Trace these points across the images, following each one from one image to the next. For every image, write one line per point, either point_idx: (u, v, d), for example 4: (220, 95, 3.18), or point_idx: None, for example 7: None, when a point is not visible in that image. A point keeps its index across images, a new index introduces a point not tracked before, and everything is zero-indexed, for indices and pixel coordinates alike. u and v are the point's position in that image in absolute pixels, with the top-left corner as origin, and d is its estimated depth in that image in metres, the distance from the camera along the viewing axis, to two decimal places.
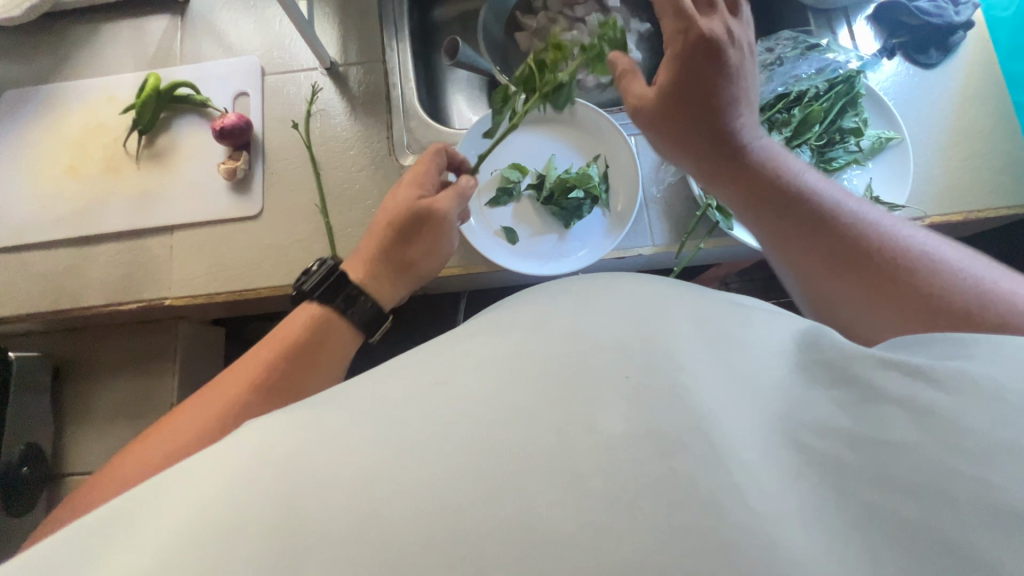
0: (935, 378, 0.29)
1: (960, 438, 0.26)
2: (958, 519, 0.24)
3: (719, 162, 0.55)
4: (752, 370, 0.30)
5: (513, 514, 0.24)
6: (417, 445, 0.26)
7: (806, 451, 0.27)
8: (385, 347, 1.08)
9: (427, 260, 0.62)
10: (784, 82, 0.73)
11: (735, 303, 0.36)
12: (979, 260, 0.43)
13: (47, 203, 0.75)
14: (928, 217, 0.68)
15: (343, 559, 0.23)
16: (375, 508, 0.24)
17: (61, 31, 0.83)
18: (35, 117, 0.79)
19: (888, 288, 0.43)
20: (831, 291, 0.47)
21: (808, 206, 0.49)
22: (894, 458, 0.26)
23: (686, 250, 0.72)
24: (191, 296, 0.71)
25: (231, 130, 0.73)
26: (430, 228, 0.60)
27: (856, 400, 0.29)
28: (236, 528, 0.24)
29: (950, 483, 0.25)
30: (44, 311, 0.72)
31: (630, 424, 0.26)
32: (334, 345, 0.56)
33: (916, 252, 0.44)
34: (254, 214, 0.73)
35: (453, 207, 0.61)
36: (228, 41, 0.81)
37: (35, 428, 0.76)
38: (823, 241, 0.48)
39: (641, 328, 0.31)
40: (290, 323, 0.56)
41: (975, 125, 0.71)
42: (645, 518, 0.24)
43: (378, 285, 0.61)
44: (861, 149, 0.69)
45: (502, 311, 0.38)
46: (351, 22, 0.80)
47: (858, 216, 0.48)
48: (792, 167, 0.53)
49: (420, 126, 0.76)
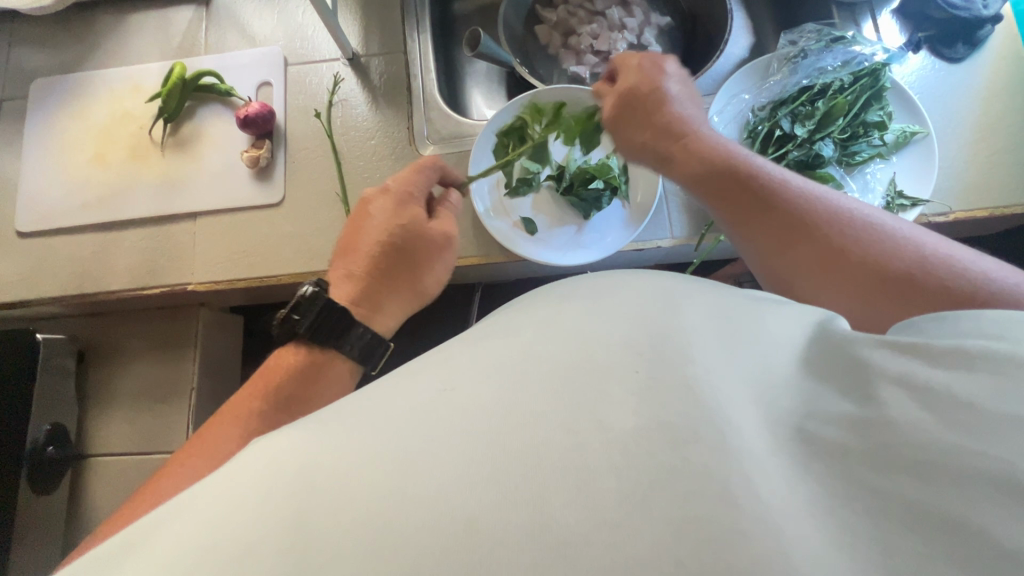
0: (934, 355, 0.28)
1: (960, 413, 0.25)
2: (963, 493, 0.23)
3: (674, 149, 0.57)
4: (758, 362, 0.30)
5: (535, 504, 0.24)
6: (446, 430, 0.27)
7: (810, 439, 0.27)
8: (401, 338, 1.09)
9: (431, 283, 0.63)
10: (808, 74, 0.72)
11: (745, 297, 0.36)
12: (931, 237, 0.42)
13: (74, 189, 0.77)
14: (953, 213, 0.67)
15: (367, 543, 0.23)
16: (402, 490, 0.24)
17: (89, 20, 0.85)
18: (63, 105, 0.81)
19: (845, 268, 0.42)
20: (789, 275, 0.46)
21: (749, 186, 0.49)
22: (895, 436, 0.26)
23: (705, 243, 0.72)
24: (214, 283, 0.72)
25: (255, 119, 0.74)
26: (437, 251, 0.62)
27: (858, 384, 0.28)
28: (262, 512, 0.24)
29: (953, 460, 0.24)
30: (70, 295, 0.74)
31: (640, 418, 0.26)
32: (329, 390, 0.58)
33: (860, 227, 0.43)
34: (276, 202, 0.74)
35: (452, 226, 0.63)
36: (252, 31, 0.82)
37: (59, 409, 0.78)
38: (766, 226, 0.47)
39: (649, 322, 0.31)
40: (279, 370, 0.57)
41: (1001, 120, 0.69)
42: (662, 514, 0.23)
43: (381, 313, 0.61)
44: (885, 143, 0.68)
45: (531, 299, 0.39)
46: (373, 14, 0.81)
47: (803, 196, 0.47)
48: (739, 148, 0.54)
49: (440, 118, 0.77)
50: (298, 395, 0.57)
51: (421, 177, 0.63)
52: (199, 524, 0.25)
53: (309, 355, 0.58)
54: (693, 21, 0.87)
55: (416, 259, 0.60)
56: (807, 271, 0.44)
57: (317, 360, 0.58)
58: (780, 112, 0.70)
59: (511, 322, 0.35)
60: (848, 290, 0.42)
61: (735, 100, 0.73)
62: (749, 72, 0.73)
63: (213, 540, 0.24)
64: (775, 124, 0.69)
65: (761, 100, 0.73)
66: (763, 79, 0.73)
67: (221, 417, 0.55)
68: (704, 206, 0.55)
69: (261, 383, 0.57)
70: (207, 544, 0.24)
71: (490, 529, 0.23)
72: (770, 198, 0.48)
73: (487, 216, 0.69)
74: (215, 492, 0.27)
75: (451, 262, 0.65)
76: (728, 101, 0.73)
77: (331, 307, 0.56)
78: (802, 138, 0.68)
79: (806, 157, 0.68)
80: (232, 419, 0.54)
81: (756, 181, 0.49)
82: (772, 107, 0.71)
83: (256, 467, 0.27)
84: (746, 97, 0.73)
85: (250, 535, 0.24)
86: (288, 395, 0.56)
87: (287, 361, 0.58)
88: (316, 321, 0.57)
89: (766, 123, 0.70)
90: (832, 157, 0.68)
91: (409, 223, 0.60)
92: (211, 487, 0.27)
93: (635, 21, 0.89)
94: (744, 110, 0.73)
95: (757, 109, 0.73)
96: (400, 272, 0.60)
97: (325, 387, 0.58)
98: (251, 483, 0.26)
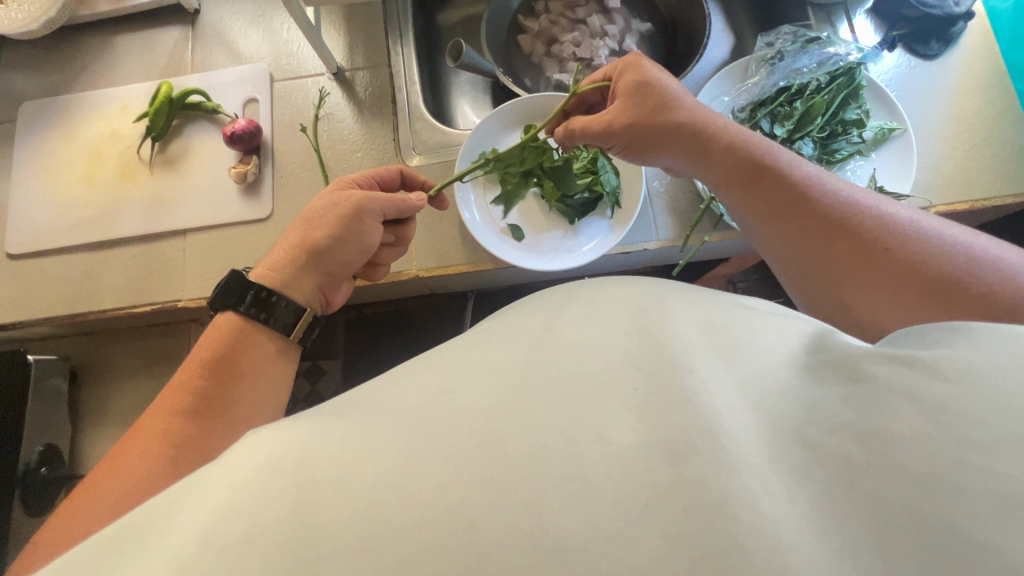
0: (941, 370, 0.26)
1: (966, 429, 0.24)
2: (967, 509, 0.22)
3: (702, 145, 0.56)
4: (758, 372, 0.29)
5: (526, 521, 0.23)
6: (433, 443, 0.26)
7: (811, 448, 0.25)
8: (395, 347, 1.09)
9: (343, 250, 0.60)
10: (785, 75, 0.73)
11: (741, 306, 0.36)
12: (980, 237, 0.41)
13: (64, 210, 0.77)
14: (932, 207, 0.68)
15: (352, 553, 0.23)
16: (387, 496, 0.24)
17: (78, 43, 0.86)
18: (52, 127, 0.81)
19: (881, 264, 0.42)
20: (815, 267, 0.46)
21: (782, 188, 0.49)
22: (900, 450, 0.24)
23: (690, 244, 0.72)
24: (203, 298, 0.72)
25: (242, 135, 0.74)
26: (347, 217, 0.59)
27: (861, 395, 0.27)
28: (251, 516, 0.23)
29: (954, 477, 0.23)
30: (60, 314, 0.74)
31: (639, 435, 0.26)
32: (262, 354, 0.54)
33: (898, 227, 0.43)
34: (264, 217, 0.75)
35: (389, 204, 0.62)
36: (237, 49, 0.83)
37: (49, 429, 0.78)
38: (793, 228, 0.48)
39: (648, 333, 0.31)
40: (199, 346, 0.53)
41: (978, 114, 0.70)
42: (659, 527, 0.23)
43: (288, 284, 0.58)
44: (865, 140, 0.69)
45: (519, 307, 0.39)
46: (357, 28, 0.82)
47: (834, 195, 0.47)
48: (772, 147, 0.53)
49: (426, 128, 0.77)
50: (230, 354, 0.52)
51: (376, 175, 0.66)
52: (188, 525, 0.24)
53: (236, 325, 0.54)
54: (673, 26, 0.89)
55: (323, 220, 0.59)
56: (830, 263, 0.45)
57: (231, 330, 0.54)
58: (759, 113, 0.71)
59: (498, 332, 0.35)
60: (877, 283, 0.42)
61: (715, 102, 0.74)
62: (726, 75, 0.75)
63: (201, 544, 0.23)
64: (755, 125, 0.71)
65: (740, 101, 0.73)
66: (741, 82, 0.75)
67: (154, 403, 0.49)
68: (731, 200, 0.54)
69: (187, 362, 0.51)
70: (198, 547, 0.23)
71: (486, 524, 0.23)
72: (803, 194, 0.48)
73: (473, 222, 0.70)
74: (203, 490, 0.26)
75: (374, 242, 0.62)
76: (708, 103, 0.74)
77: (243, 285, 0.55)
78: (781, 138, 0.69)
79: None
80: (170, 395, 0.49)
81: (790, 176, 0.50)
82: (752, 108, 0.72)
83: (243, 468, 0.26)
84: (726, 99, 0.74)
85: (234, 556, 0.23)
86: (216, 362, 0.51)
87: (201, 345, 0.53)
88: (245, 297, 0.55)
89: (746, 124, 0.71)
90: (812, 156, 0.69)
91: (334, 202, 0.60)
92: (194, 492, 0.26)
93: (617, 28, 0.90)
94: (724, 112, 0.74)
95: (736, 111, 0.73)
96: (302, 238, 0.59)
97: (251, 360, 0.53)
98: (237, 480, 0.25)
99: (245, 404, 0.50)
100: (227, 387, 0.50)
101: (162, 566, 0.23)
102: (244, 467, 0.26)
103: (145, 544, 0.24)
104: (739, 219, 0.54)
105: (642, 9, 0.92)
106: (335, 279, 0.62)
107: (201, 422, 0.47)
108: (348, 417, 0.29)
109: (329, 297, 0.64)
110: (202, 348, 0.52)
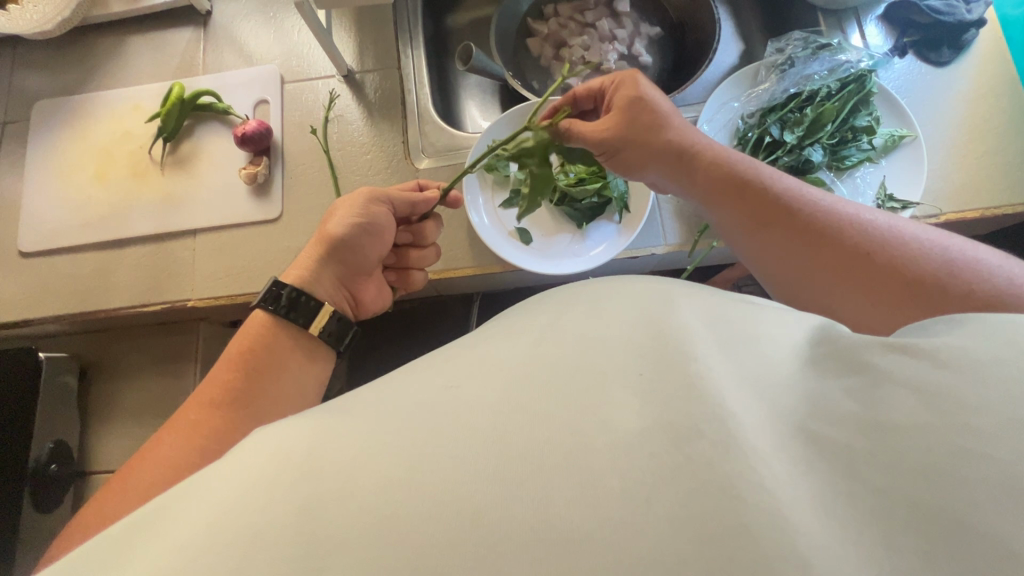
0: (938, 357, 0.26)
1: (968, 416, 0.24)
2: (972, 498, 0.22)
3: (689, 162, 0.56)
4: (762, 363, 0.29)
5: (533, 515, 0.23)
6: (441, 435, 0.26)
7: (814, 440, 0.25)
8: (400, 349, 1.10)
9: (361, 242, 0.62)
10: (795, 82, 0.73)
11: (737, 297, 0.35)
12: (963, 242, 0.42)
13: (75, 209, 0.78)
14: (943, 214, 0.68)
15: (356, 546, 0.22)
16: (391, 488, 0.24)
17: (90, 44, 0.86)
18: (64, 127, 0.82)
19: (868, 268, 0.42)
20: (805, 276, 0.46)
21: (763, 201, 0.50)
22: (904, 439, 0.24)
23: (698, 249, 0.73)
24: (213, 297, 0.73)
25: (253, 136, 0.75)
26: (360, 208, 0.62)
27: (865, 387, 0.27)
28: (259, 506, 0.24)
29: (956, 465, 0.23)
30: (71, 313, 0.75)
31: (645, 420, 0.25)
32: (286, 351, 0.55)
33: (876, 232, 0.44)
34: (274, 218, 0.75)
35: (397, 200, 0.64)
36: (248, 51, 0.83)
37: (61, 424, 0.79)
38: (777, 238, 0.48)
39: (653, 325, 0.30)
40: (231, 343, 0.54)
41: (989, 121, 0.70)
42: (664, 512, 0.23)
43: (315, 277, 0.59)
44: (874, 147, 0.69)
45: (523, 306, 0.39)
46: (367, 31, 0.82)
47: (814, 206, 0.48)
48: (755, 162, 0.54)
49: (435, 130, 0.78)
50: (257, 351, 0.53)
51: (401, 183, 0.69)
52: (192, 521, 0.24)
53: (264, 325, 0.55)
54: (682, 30, 0.89)
55: (337, 215, 0.62)
56: (816, 271, 0.46)
57: (263, 327, 0.55)
58: (769, 119, 0.71)
59: (501, 330, 0.34)
60: (865, 287, 0.42)
61: (725, 108, 0.74)
62: (737, 80, 0.74)
63: (209, 534, 0.23)
64: (765, 131, 0.70)
65: (750, 107, 0.74)
66: (752, 87, 0.75)
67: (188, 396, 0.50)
68: (719, 215, 0.54)
69: (222, 357, 0.53)
70: (204, 541, 0.23)
71: (494, 518, 0.23)
72: (784, 205, 0.49)
73: (482, 224, 0.70)
74: (209, 487, 0.26)
75: (387, 235, 0.64)
76: (718, 108, 0.74)
77: (274, 287, 0.56)
78: (791, 144, 0.69)
79: (795, 163, 0.69)
80: (198, 391, 0.50)
81: (773, 190, 0.50)
82: (762, 114, 0.72)
83: (248, 463, 0.26)
84: (736, 105, 0.74)
85: (237, 554, 0.22)
86: (248, 359, 0.52)
87: (234, 342, 0.54)
88: (283, 301, 0.56)
89: (756, 130, 0.71)
90: (822, 163, 0.69)
91: (347, 198, 0.63)
92: (202, 483, 0.26)
93: (626, 32, 0.90)
94: (734, 118, 0.74)
95: (747, 116, 0.73)
96: (320, 232, 0.61)
97: (280, 359, 0.54)
98: (246, 476, 0.25)
99: (270, 400, 0.50)
100: (256, 383, 0.51)
101: (169, 560, 0.22)
102: (250, 463, 0.26)
103: (152, 538, 0.24)
104: (727, 234, 0.54)
105: (652, 12, 0.92)
106: (355, 274, 0.64)
107: (231, 413, 0.48)
108: (354, 413, 0.28)
109: (356, 295, 0.65)
110: (233, 345, 0.53)
